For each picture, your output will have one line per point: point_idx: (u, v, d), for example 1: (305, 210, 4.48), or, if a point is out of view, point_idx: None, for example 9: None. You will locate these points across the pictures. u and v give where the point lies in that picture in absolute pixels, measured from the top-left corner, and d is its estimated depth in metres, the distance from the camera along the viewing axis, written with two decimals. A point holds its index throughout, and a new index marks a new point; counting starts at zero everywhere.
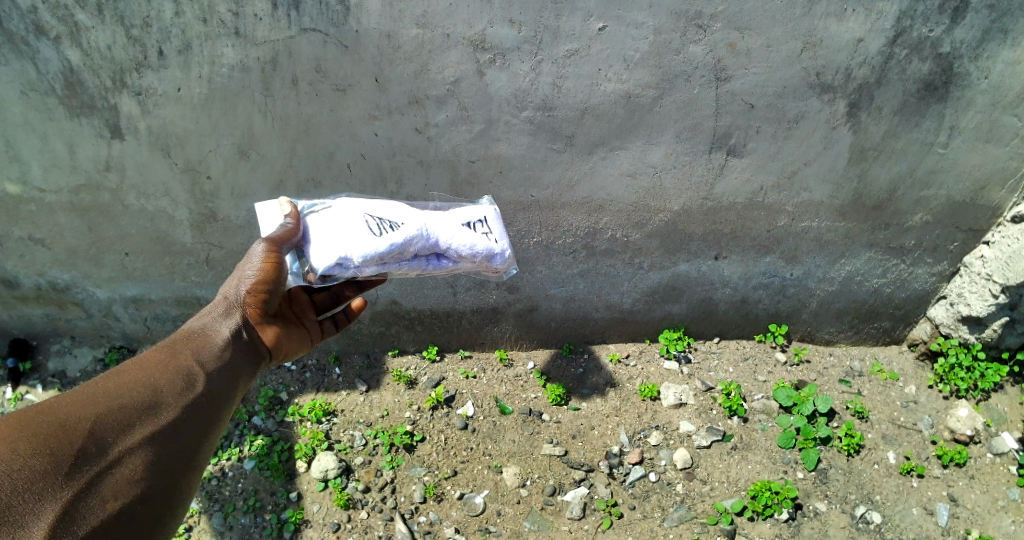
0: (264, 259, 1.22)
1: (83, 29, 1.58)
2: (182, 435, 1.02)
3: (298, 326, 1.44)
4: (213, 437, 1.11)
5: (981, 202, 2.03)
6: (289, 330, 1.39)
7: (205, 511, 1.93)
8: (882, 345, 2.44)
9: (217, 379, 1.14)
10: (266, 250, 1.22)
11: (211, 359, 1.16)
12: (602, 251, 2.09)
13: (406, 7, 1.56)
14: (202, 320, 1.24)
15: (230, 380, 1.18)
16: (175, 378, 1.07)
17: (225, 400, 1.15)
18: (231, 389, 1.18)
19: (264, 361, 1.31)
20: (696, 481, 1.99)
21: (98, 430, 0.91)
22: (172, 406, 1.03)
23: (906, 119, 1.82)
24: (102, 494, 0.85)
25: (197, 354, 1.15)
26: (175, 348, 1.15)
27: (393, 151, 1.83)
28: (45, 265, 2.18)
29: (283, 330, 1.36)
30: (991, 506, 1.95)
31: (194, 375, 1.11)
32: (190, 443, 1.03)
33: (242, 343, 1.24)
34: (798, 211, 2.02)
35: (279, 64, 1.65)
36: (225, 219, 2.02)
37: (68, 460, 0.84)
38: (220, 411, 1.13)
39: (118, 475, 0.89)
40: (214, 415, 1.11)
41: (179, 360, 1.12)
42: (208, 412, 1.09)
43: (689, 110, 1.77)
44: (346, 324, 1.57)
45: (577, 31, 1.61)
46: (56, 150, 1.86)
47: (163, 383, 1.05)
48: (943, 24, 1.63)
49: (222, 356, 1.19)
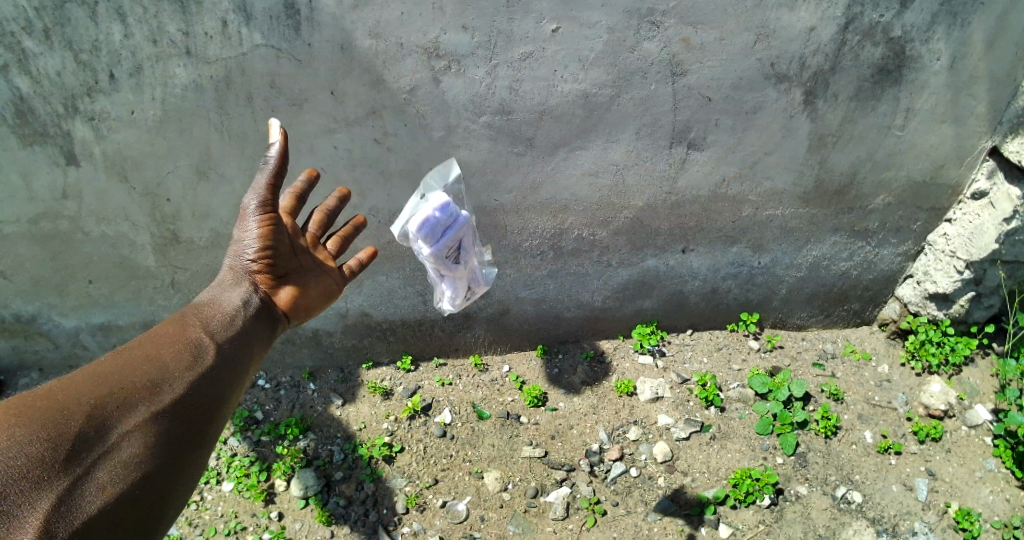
0: (260, 212, 1.22)
1: (31, 56, 1.55)
2: (188, 414, 1.00)
3: (318, 275, 1.41)
4: (224, 414, 1.09)
5: (940, 181, 2.07)
6: (308, 287, 1.38)
7: (186, 537, 1.89)
8: (853, 326, 2.48)
9: (226, 349, 1.13)
10: (259, 201, 1.21)
11: (220, 331, 1.15)
12: (570, 251, 2.10)
13: (358, 18, 1.55)
14: (212, 291, 1.25)
15: (241, 351, 1.16)
16: (180, 354, 1.06)
17: (236, 372, 1.13)
18: (242, 360, 1.16)
19: (278, 325, 1.31)
20: (677, 473, 2.00)
21: (98, 413, 0.90)
22: (175, 384, 1.01)
23: (863, 103, 1.84)
24: (100, 480, 0.84)
25: (205, 327, 1.14)
26: (184, 322, 1.15)
27: (353, 163, 1.82)
28: (7, 297, 2.14)
29: (298, 289, 1.36)
30: (969, 477, 1.98)
31: (200, 349, 1.09)
32: (196, 422, 1.01)
33: (252, 309, 1.24)
34: (762, 200, 2.04)
35: (232, 82, 1.63)
36: (189, 240, 2.00)
37: (66, 446, 0.83)
38: (229, 385, 1.10)
39: (117, 460, 0.88)
40: (224, 389, 1.09)
41: (186, 334, 1.11)
42: (215, 387, 1.07)
43: (648, 107, 1.78)
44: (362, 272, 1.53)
45: (531, 34, 1.62)
46: (10, 180, 1.83)
47: (168, 360, 1.04)
48: (893, 8, 1.65)
49: (232, 326, 1.18)
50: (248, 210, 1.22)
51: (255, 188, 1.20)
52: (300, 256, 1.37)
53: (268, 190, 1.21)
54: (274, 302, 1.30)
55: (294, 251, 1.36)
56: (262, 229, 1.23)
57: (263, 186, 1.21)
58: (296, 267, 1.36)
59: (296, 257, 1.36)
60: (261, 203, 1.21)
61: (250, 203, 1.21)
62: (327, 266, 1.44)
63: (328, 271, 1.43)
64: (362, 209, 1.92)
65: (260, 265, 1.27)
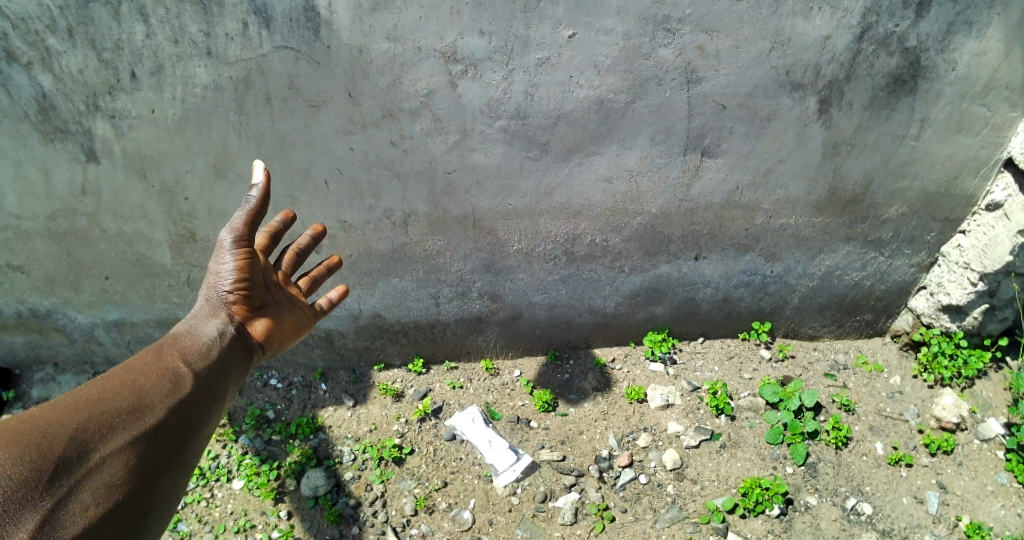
0: (235, 247, 1.31)
1: (54, 54, 1.58)
2: (167, 437, 1.05)
3: (289, 309, 1.52)
4: (200, 440, 1.14)
5: (955, 192, 2.06)
6: (281, 319, 1.48)
7: (196, 534, 1.90)
8: (865, 337, 2.47)
9: (203, 375, 1.20)
10: (235, 237, 1.31)
11: (198, 359, 1.22)
12: (582, 257, 2.10)
13: (376, 22, 1.56)
14: (189, 323, 1.32)
15: (218, 380, 1.23)
16: (160, 381, 1.12)
17: (212, 398, 1.19)
18: (218, 388, 1.23)
19: (254, 355, 1.38)
20: (687, 481, 1.99)
21: (80, 436, 0.94)
22: (155, 409, 1.07)
23: (878, 113, 1.84)
24: (83, 502, 0.87)
25: (184, 356, 1.21)
26: (162, 352, 1.21)
27: (369, 165, 1.83)
28: (24, 292, 2.17)
29: (272, 320, 1.44)
30: (981, 491, 1.96)
31: (179, 377, 1.15)
32: (174, 446, 1.06)
33: (228, 338, 1.32)
34: (775, 208, 2.04)
35: (251, 83, 1.64)
36: (204, 239, 2.01)
37: (48, 469, 0.86)
38: (207, 410, 1.16)
39: (99, 482, 0.91)
40: (202, 413, 1.15)
41: (165, 363, 1.17)
42: (193, 412, 1.13)
43: (662, 114, 1.79)
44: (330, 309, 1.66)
45: (547, 39, 1.62)
46: (30, 177, 1.85)
47: (148, 386, 1.10)
48: (909, 18, 1.65)
49: (210, 355, 1.25)
50: (223, 246, 1.31)
51: (231, 224, 1.28)
52: (273, 292, 1.48)
53: (244, 228, 1.30)
54: (250, 334, 1.38)
55: (267, 286, 1.46)
56: (238, 263, 1.32)
57: (238, 223, 1.30)
58: (269, 301, 1.46)
59: (269, 292, 1.46)
60: (237, 238, 1.31)
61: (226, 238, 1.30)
62: (298, 300, 1.56)
63: (300, 305, 1.55)
64: (376, 211, 1.93)
65: (236, 296, 1.35)
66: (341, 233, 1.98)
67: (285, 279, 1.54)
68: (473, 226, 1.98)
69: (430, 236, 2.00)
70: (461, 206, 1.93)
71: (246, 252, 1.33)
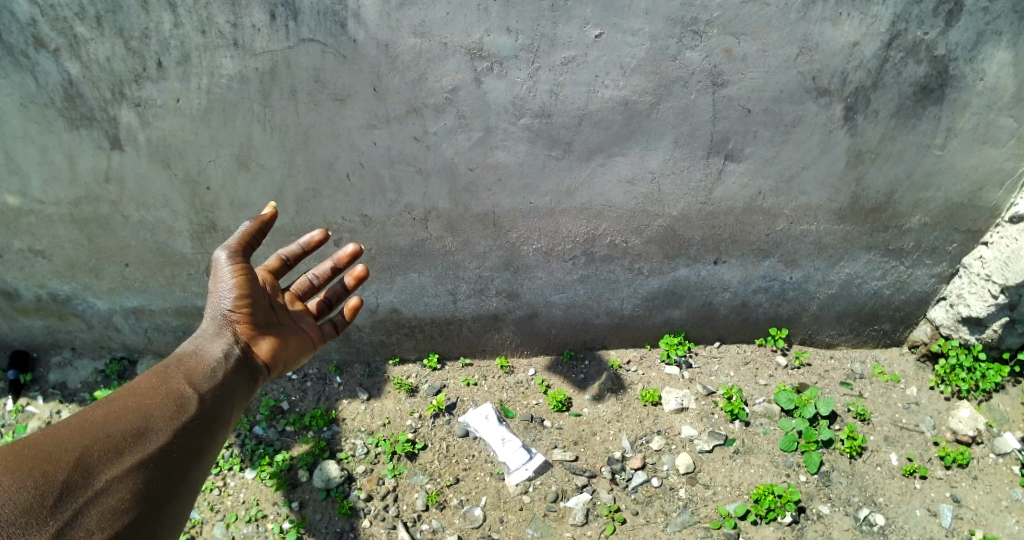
0: (232, 267, 1.37)
1: (82, 41, 1.59)
2: (170, 461, 1.10)
3: (292, 332, 1.59)
4: (203, 465, 1.18)
5: (979, 203, 2.03)
6: (285, 341, 1.55)
7: (208, 521, 1.93)
8: (883, 347, 2.45)
9: (208, 399, 1.26)
10: (232, 258, 1.37)
11: (203, 383, 1.27)
12: (601, 258, 2.09)
13: (403, 16, 1.55)
14: (194, 343, 1.39)
15: (221, 403, 1.29)
16: (165, 404, 1.17)
17: (216, 420, 1.25)
18: (221, 411, 1.28)
19: (259, 376, 1.45)
20: (699, 486, 1.98)
21: (84, 460, 0.97)
22: (160, 432, 1.12)
23: (903, 121, 1.82)
24: (88, 525, 0.89)
25: (189, 379, 1.27)
26: (167, 375, 1.26)
27: (391, 160, 1.84)
28: (46, 276, 2.20)
29: (276, 344, 1.52)
30: (995, 506, 1.94)
31: (184, 400, 1.21)
32: (177, 470, 1.10)
33: (233, 361, 1.38)
34: (797, 214, 2.02)
35: (277, 75, 1.65)
36: (225, 229, 2.02)
37: (52, 493, 0.89)
38: (210, 433, 1.21)
39: (105, 504, 0.94)
40: (206, 437, 1.20)
41: (171, 385, 1.23)
42: (197, 435, 1.18)
43: (687, 116, 1.78)
44: (346, 325, 1.70)
45: (574, 38, 1.62)
46: (55, 162, 1.87)
47: (153, 409, 1.15)
48: (938, 26, 1.62)
49: (215, 377, 1.31)
50: (220, 265, 1.37)
51: (226, 245, 1.37)
52: (276, 313, 1.55)
53: (238, 247, 1.39)
54: (255, 355, 1.45)
55: (270, 308, 1.54)
56: (236, 284, 1.39)
57: (233, 242, 1.38)
58: (273, 323, 1.53)
59: (273, 313, 1.54)
60: (232, 256, 1.37)
61: (220, 257, 1.37)
62: (301, 323, 1.63)
63: (304, 328, 1.63)
64: (397, 205, 1.94)
65: (238, 317, 1.42)
66: (361, 227, 1.99)
67: (291, 300, 1.65)
68: (493, 224, 1.99)
69: (449, 232, 2.00)
70: (482, 203, 1.93)
71: (243, 270, 1.39)
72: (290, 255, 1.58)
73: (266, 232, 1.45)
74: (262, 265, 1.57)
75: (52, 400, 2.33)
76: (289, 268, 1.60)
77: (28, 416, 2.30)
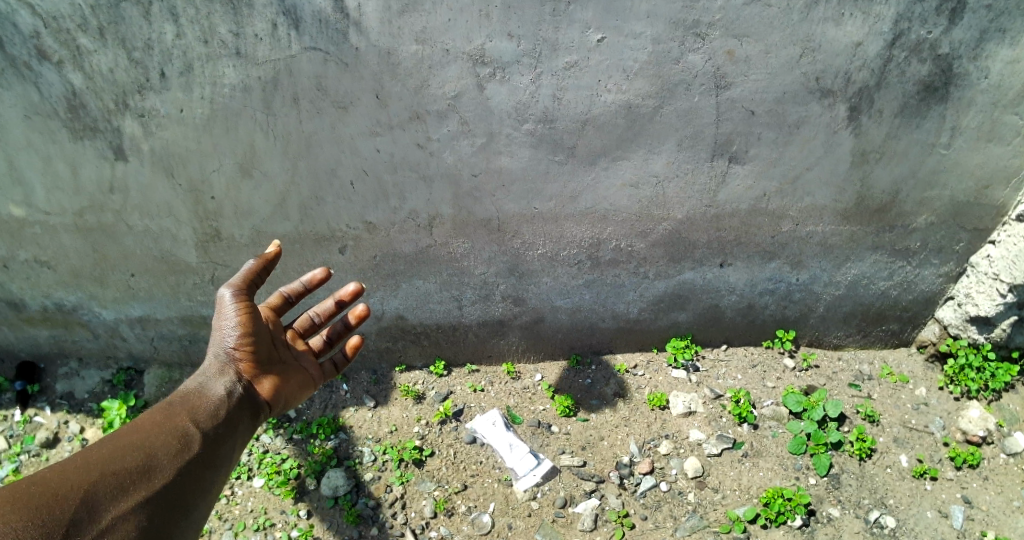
0: (237, 305, 1.36)
1: (85, 52, 1.59)
2: (172, 499, 1.10)
3: (293, 369, 1.59)
4: (204, 503, 1.18)
5: (986, 202, 2.01)
6: (287, 378, 1.55)
7: (216, 530, 1.93)
8: (891, 347, 2.44)
9: (210, 437, 1.26)
10: (237, 296, 1.37)
11: (206, 421, 1.28)
12: (606, 261, 2.09)
13: (405, 24, 1.55)
14: (197, 379, 1.39)
15: (223, 440, 1.29)
16: (169, 441, 1.17)
17: (218, 458, 1.25)
18: (223, 449, 1.28)
19: (260, 412, 1.45)
20: (708, 490, 1.97)
21: (90, 497, 0.98)
22: (164, 470, 1.12)
23: (908, 120, 1.81)
24: None
25: (193, 416, 1.27)
26: (171, 411, 1.27)
27: (395, 166, 1.83)
28: (51, 287, 2.20)
29: (278, 381, 1.52)
30: (1007, 507, 1.92)
31: (187, 437, 1.21)
32: (178, 509, 1.10)
33: (235, 398, 1.38)
34: (802, 215, 2.01)
35: (279, 83, 1.65)
36: (229, 237, 2.02)
37: (59, 530, 0.89)
38: (211, 471, 1.22)
39: None
40: (207, 475, 1.20)
41: (174, 422, 1.23)
42: (199, 473, 1.18)
43: (690, 119, 1.77)
44: (346, 363, 1.70)
45: (575, 43, 1.61)
46: (59, 173, 1.88)
47: (158, 446, 1.15)
48: (942, 25, 1.61)
49: (218, 415, 1.32)
50: (224, 302, 1.37)
51: (231, 284, 1.36)
52: (279, 350, 1.55)
53: (243, 285, 1.38)
54: (257, 392, 1.44)
55: (273, 345, 1.54)
56: (240, 322, 1.38)
57: (239, 279, 1.37)
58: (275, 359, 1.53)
59: (275, 351, 1.53)
60: (236, 294, 1.36)
61: (225, 295, 1.36)
62: (302, 358, 1.63)
63: (305, 365, 1.63)
64: (401, 211, 1.93)
65: (242, 355, 1.41)
66: (366, 234, 1.99)
67: (293, 337, 1.65)
68: (497, 229, 1.98)
69: (454, 238, 2.00)
70: (486, 209, 1.93)
71: (247, 308, 1.39)
72: (293, 293, 1.58)
73: (271, 270, 1.45)
74: (265, 301, 1.57)
75: (59, 410, 2.34)
76: (292, 304, 1.60)
77: (35, 427, 2.30)
